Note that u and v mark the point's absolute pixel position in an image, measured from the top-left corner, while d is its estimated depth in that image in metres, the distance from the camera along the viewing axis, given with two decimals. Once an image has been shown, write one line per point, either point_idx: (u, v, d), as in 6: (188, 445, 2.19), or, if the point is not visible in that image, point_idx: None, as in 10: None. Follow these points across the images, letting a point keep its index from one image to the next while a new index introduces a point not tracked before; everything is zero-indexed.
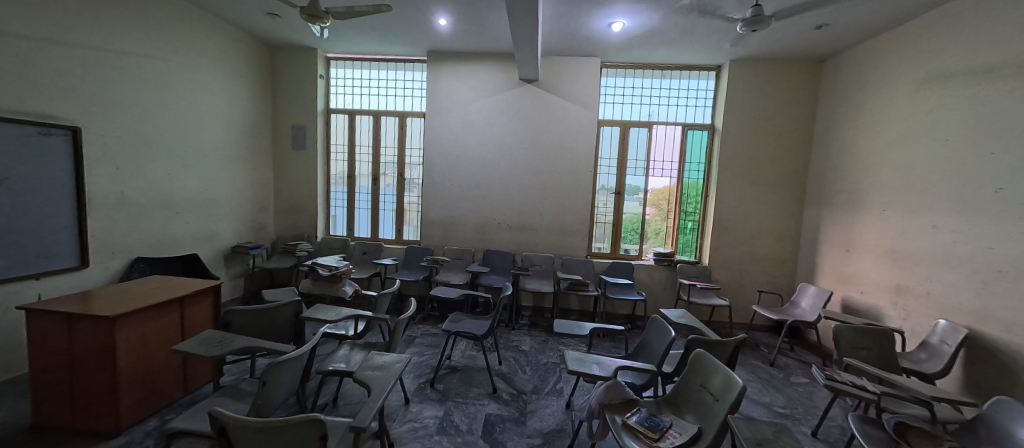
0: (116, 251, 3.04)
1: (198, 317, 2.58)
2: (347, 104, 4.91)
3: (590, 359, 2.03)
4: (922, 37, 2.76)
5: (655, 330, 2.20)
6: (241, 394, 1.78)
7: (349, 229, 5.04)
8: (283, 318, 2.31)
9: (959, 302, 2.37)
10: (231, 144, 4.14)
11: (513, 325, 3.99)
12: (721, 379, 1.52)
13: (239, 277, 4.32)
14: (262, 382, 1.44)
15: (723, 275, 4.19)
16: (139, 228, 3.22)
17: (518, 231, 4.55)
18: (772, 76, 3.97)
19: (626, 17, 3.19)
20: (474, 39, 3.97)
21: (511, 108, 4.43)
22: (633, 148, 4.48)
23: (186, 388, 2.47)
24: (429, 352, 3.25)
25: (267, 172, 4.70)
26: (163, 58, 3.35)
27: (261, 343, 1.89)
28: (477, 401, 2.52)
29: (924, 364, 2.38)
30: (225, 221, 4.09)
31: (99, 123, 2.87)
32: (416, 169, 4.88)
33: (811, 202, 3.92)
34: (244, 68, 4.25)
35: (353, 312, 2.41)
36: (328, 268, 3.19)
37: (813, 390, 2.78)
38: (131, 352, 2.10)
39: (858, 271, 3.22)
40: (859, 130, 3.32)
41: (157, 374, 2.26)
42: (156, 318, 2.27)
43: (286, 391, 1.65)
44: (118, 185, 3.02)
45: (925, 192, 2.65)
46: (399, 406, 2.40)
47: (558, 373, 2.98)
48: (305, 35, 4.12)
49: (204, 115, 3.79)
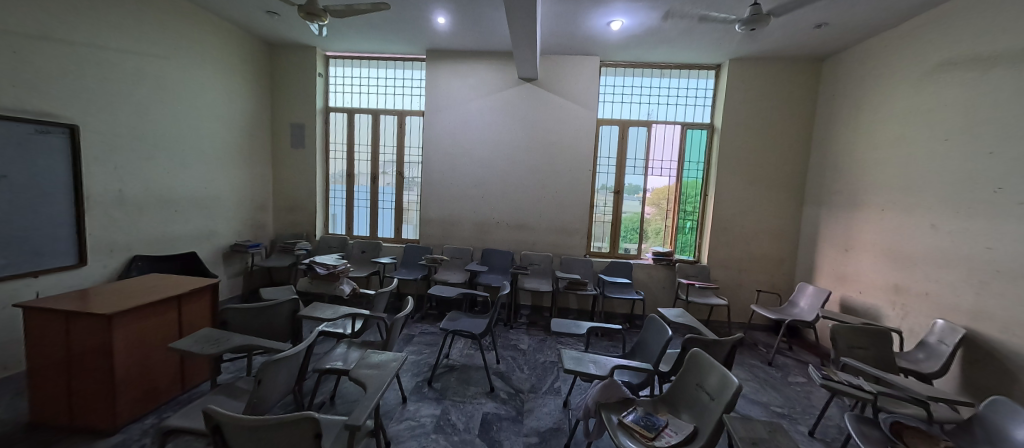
0: (114, 249, 3.04)
1: (195, 315, 2.58)
2: (346, 103, 4.90)
3: (587, 358, 2.03)
4: (921, 36, 2.75)
5: (652, 329, 2.20)
6: (238, 392, 1.78)
7: (348, 228, 5.04)
8: (279, 317, 2.31)
9: (958, 302, 2.37)
10: (230, 143, 4.14)
11: (511, 324, 3.99)
12: (717, 378, 1.52)
13: (238, 275, 4.32)
14: (257, 380, 1.44)
15: (722, 274, 4.19)
16: (137, 226, 3.22)
17: (517, 230, 4.55)
18: (771, 75, 3.96)
19: (625, 15, 3.18)
20: (473, 37, 3.96)
21: (510, 107, 4.42)
22: (632, 147, 4.48)
23: (184, 386, 2.47)
24: (427, 351, 3.25)
25: (266, 170, 4.70)
26: (162, 56, 3.34)
27: (257, 341, 1.89)
28: (475, 399, 2.52)
29: (922, 364, 2.38)
30: (223, 219, 4.09)
31: (97, 121, 2.86)
32: (414, 167, 4.87)
33: (809, 201, 3.92)
34: (243, 66, 4.24)
35: (350, 311, 2.41)
36: (326, 266, 3.18)
37: (810, 389, 2.78)
38: (128, 350, 2.10)
39: (857, 271, 3.21)
40: (858, 130, 3.31)
41: (154, 372, 2.26)
42: (153, 316, 2.27)
43: (282, 389, 1.65)
44: (116, 183, 3.02)
45: (924, 191, 2.64)
46: (397, 405, 2.40)
47: (556, 372, 2.98)
48: (304, 33, 4.11)
49: (203, 113, 3.78)
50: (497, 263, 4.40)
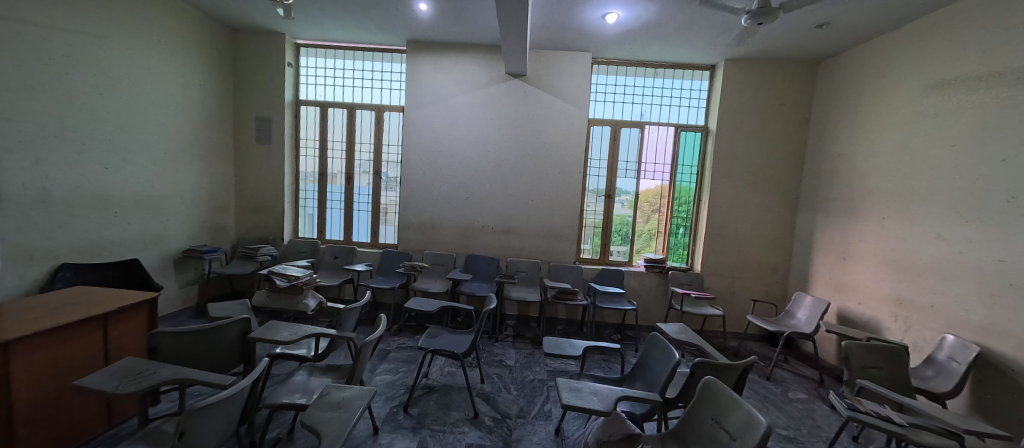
0: (35, 256, 2.58)
1: (127, 336, 2.18)
2: (319, 95, 4.52)
3: (586, 388, 1.75)
4: (929, 40, 2.69)
5: (655, 349, 1.98)
6: (161, 439, 1.41)
7: (320, 231, 4.65)
8: (228, 340, 1.93)
9: (967, 317, 2.31)
10: (184, 135, 3.70)
11: (496, 336, 3.73)
12: (741, 416, 1.28)
13: (192, 284, 3.88)
14: (178, 433, 1.12)
15: (715, 282, 4.07)
16: (68, 230, 2.77)
17: (504, 235, 4.30)
18: (766, 78, 3.88)
19: (622, 8, 2.98)
20: (458, 28, 3.67)
21: (498, 104, 4.17)
22: (625, 148, 4.30)
23: (111, 422, 2.04)
24: (403, 369, 2.95)
25: (228, 167, 4.27)
26: (102, 35, 2.91)
27: (194, 374, 1.54)
28: (456, 428, 2.23)
29: (932, 381, 2.31)
30: (175, 221, 3.64)
31: (16, 107, 2.43)
32: (394, 167, 4.54)
33: (804, 208, 3.86)
34: (200, 51, 3.81)
35: (313, 330, 2.06)
36: (286, 277, 2.76)
37: (813, 407, 2.66)
38: (33, 383, 1.69)
39: (857, 282, 3.15)
40: (858, 136, 3.25)
41: (68, 408, 1.82)
42: (70, 339, 1.87)
43: (216, 440, 1.32)
44: (38, 180, 2.57)
45: (932, 202, 2.59)
46: (367, 437, 2.08)
47: (546, 393, 2.74)
48: (271, 16, 3.72)
49: (151, 101, 3.34)
50: (481, 270, 4.15)
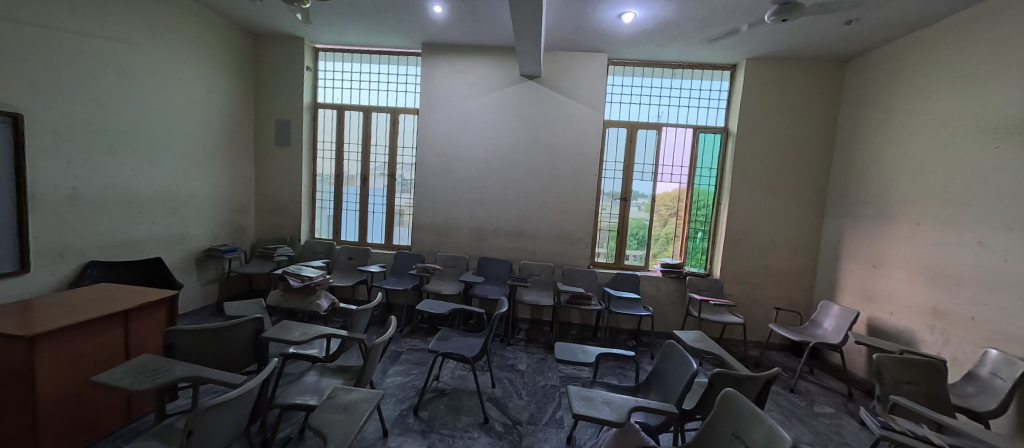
0: (64, 254, 2.69)
1: (147, 333, 2.23)
2: (336, 98, 4.61)
3: (598, 397, 1.68)
4: (970, 34, 2.53)
5: (672, 358, 1.90)
6: (173, 436, 1.42)
7: (335, 232, 4.72)
8: (240, 339, 1.95)
9: (1013, 330, 2.13)
10: (206, 137, 3.81)
11: (508, 340, 3.69)
12: (763, 433, 1.19)
13: (212, 282, 3.99)
14: (186, 432, 1.12)
15: (736, 289, 3.92)
16: (96, 229, 2.88)
17: (517, 237, 4.25)
18: (789, 78, 3.74)
19: (639, 7, 2.91)
20: (472, 30, 3.67)
21: (511, 107, 4.14)
22: (641, 151, 4.21)
23: (131, 416, 2.09)
24: (415, 372, 2.94)
25: (248, 169, 4.38)
26: (129, 41, 3.03)
27: (206, 372, 1.54)
28: (466, 433, 2.19)
29: (973, 399, 2.14)
30: (197, 221, 3.75)
31: (48, 110, 2.54)
32: (408, 169, 4.57)
33: (831, 213, 3.68)
34: (223, 56, 3.93)
35: (324, 331, 2.05)
36: (300, 277, 2.80)
37: (841, 422, 2.50)
38: (56, 376, 1.73)
39: (889, 291, 2.97)
40: (891, 137, 3.07)
41: (91, 401, 1.87)
42: (93, 335, 1.92)
43: (223, 440, 1.32)
44: (69, 181, 2.67)
45: (973, 207, 2.42)
46: (377, 439, 2.06)
47: (558, 399, 2.68)
48: (290, 22, 3.81)
49: (175, 105, 3.46)
50: (494, 273, 4.11)
